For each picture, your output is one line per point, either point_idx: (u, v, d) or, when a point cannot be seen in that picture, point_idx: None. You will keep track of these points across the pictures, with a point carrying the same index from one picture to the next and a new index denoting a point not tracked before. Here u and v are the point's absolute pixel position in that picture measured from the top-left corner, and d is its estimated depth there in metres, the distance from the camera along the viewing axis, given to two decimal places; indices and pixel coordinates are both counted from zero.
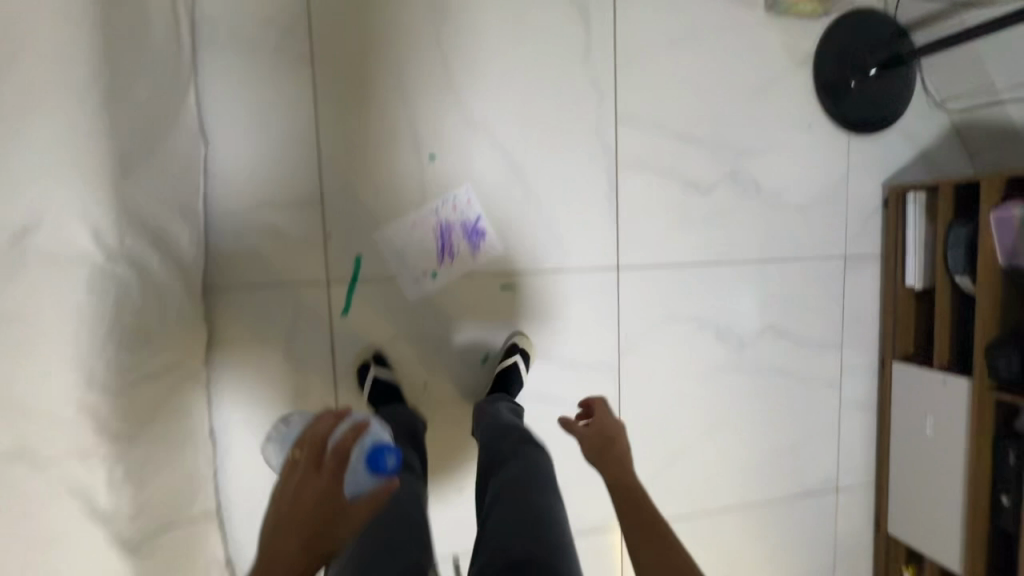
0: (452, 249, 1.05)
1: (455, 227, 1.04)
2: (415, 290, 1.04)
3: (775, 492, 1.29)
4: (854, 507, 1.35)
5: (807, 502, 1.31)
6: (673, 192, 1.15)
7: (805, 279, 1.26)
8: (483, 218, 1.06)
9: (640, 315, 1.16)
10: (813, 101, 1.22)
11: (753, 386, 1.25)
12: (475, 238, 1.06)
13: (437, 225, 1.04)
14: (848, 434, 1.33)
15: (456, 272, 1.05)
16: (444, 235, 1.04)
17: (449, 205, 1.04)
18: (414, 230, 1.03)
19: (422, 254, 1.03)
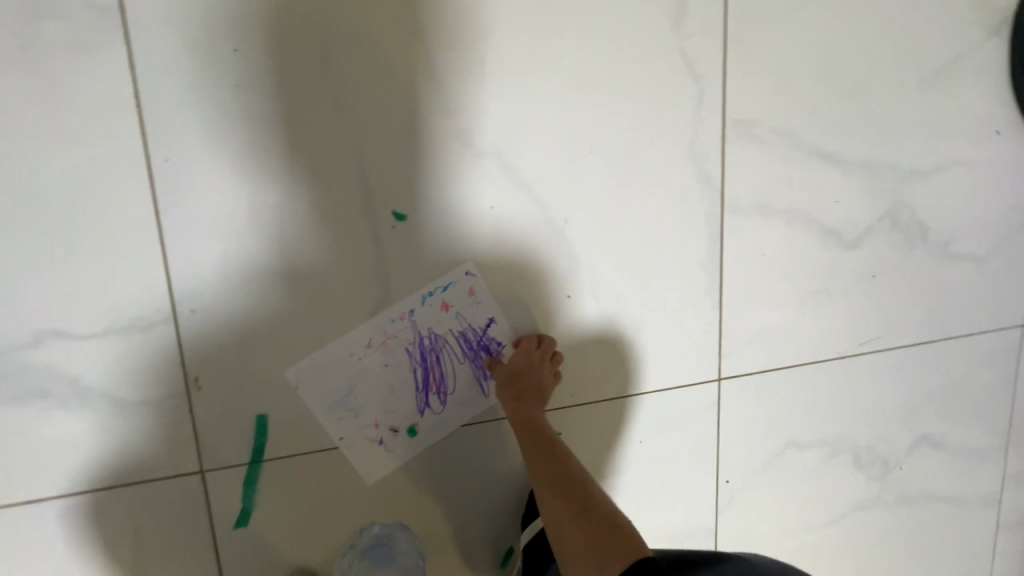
0: (445, 384, 0.57)
1: (446, 346, 0.57)
2: (380, 466, 0.57)
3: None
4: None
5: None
6: (804, 248, 0.70)
7: (974, 363, 0.83)
8: (496, 323, 0.59)
9: (749, 449, 0.72)
10: (1007, 89, 0.77)
11: (896, 525, 0.84)
12: (484, 358, 0.58)
13: (414, 347, 0.56)
14: (1002, 565, 0.95)
15: (455, 424, 0.58)
16: (428, 357, 0.56)
17: (434, 307, 0.56)
18: (370, 358, 0.55)
19: (389, 402, 0.56)
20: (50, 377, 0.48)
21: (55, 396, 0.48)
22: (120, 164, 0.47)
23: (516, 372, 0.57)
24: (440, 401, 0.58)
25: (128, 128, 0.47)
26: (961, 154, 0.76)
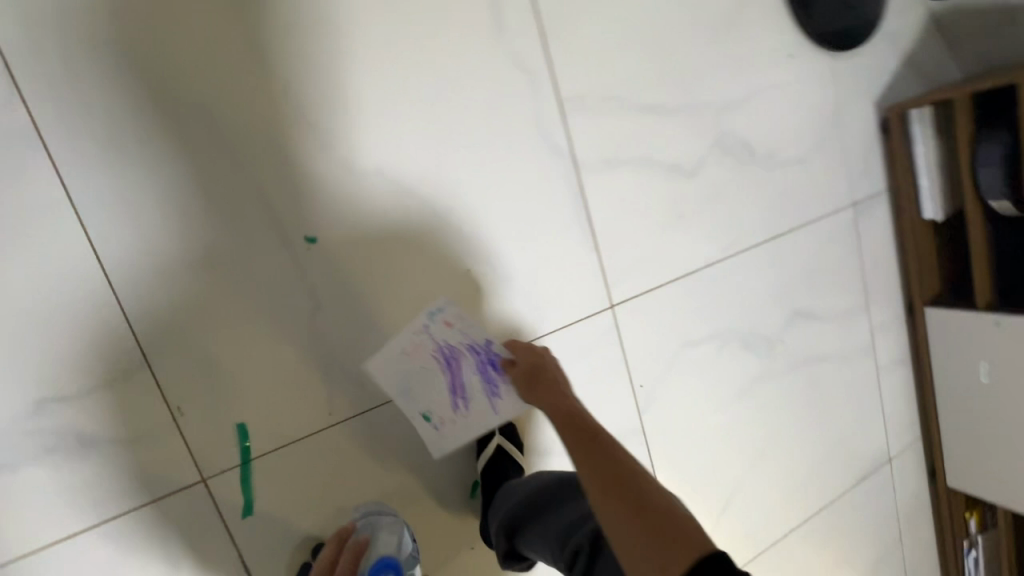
0: (468, 389, 0.67)
1: (461, 355, 0.67)
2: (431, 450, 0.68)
3: (835, 492, 1.11)
4: (909, 475, 1.21)
5: (866, 492, 1.16)
6: (656, 185, 0.85)
7: (819, 244, 1.02)
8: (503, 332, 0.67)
9: (653, 356, 0.88)
10: (790, 19, 0.94)
11: (793, 389, 1.03)
12: (489, 372, 0.67)
13: (438, 355, 0.67)
14: (889, 397, 1.15)
15: (481, 423, 0.66)
16: (447, 359, 0.67)
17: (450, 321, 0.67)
18: (405, 354, 0.67)
19: (428, 403, 0.67)
20: (57, 434, 0.57)
21: (65, 448, 0.58)
22: (67, 250, 0.57)
23: (542, 373, 0.62)
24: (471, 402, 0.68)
25: (67, 220, 0.57)
26: (766, 79, 0.93)
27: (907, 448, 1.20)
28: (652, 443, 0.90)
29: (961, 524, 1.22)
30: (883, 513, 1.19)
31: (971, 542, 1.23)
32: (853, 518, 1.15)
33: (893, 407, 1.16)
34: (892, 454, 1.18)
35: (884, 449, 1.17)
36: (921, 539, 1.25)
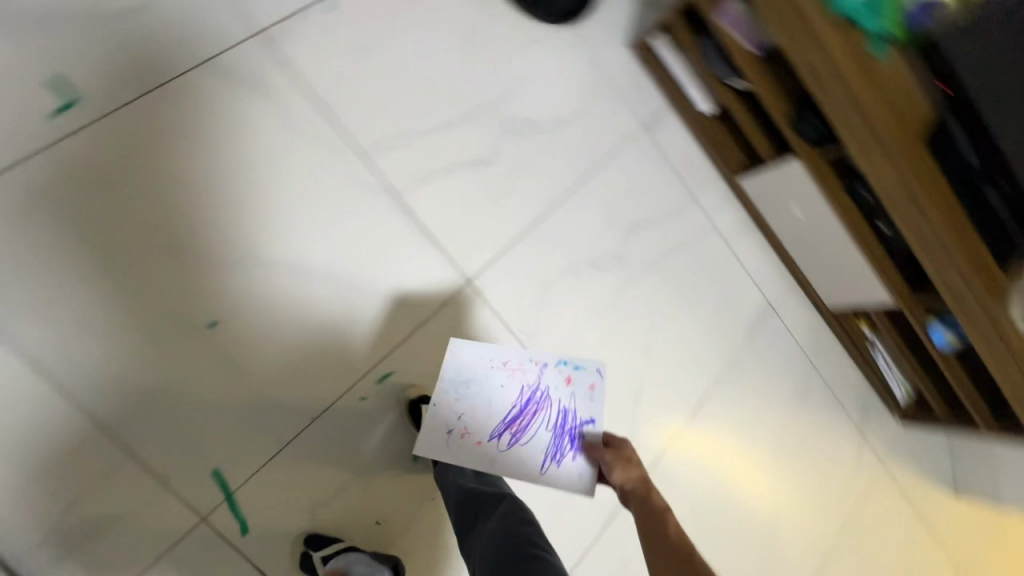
0: (524, 433, 0.89)
1: (546, 407, 0.92)
2: (431, 420, 0.88)
3: (733, 350, 1.33)
4: (796, 313, 1.42)
5: (761, 340, 1.38)
6: (466, 178, 1.08)
7: (627, 166, 1.25)
8: (596, 425, 0.89)
9: (520, 304, 1.11)
10: (522, 14, 1.18)
11: (655, 285, 1.26)
12: (558, 440, 0.89)
13: (534, 384, 0.94)
14: (746, 258, 1.38)
15: (495, 449, 0.88)
16: (532, 398, 0.93)
17: (557, 377, 0.95)
18: (505, 365, 0.95)
19: (495, 406, 0.91)
20: (86, 523, 0.80)
21: (97, 530, 0.80)
22: (40, 398, 0.79)
23: (626, 459, 0.83)
24: (507, 441, 0.90)
25: (30, 378, 0.79)
26: (523, 65, 1.16)
27: (783, 292, 1.42)
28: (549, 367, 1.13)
29: (855, 333, 1.44)
30: (786, 351, 1.41)
31: (873, 344, 1.41)
32: (758, 364, 1.37)
33: (754, 265, 1.39)
34: (771, 301, 1.40)
35: (761, 300, 1.39)
36: (832, 358, 1.47)
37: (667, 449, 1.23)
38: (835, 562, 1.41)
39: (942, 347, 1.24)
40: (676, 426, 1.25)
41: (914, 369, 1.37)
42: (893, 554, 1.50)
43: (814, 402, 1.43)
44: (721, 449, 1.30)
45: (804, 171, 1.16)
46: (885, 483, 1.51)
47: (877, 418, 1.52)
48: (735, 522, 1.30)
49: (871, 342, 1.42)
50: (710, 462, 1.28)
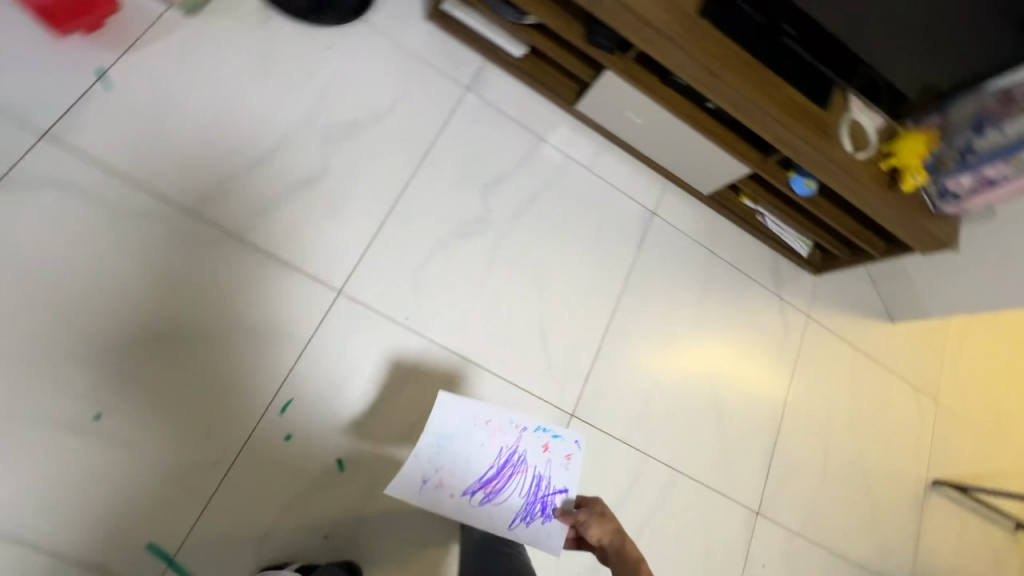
0: (497, 491, 1.02)
1: (530, 473, 1.04)
2: (406, 470, 0.98)
3: (628, 264, 1.38)
4: (678, 209, 1.47)
5: (652, 245, 1.43)
6: (304, 198, 1.12)
7: (464, 130, 1.28)
8: (566, 491, 1.04)
9: (399, 295, 1.15)
10: (309, 27, 1.20)
11: (529, 231, 1.29)
12: (534, 506, 1.02)
13: (510, 447, 1.05)
14: (614, 175, 1.42)
15: (468, 502, 1.01)
16: (510, 458, 1.04)
17: (537, 442, 1.07)
18: (488, 428, 1.05)
19: (472, 462, 1.02)
20: None
21: None
22: None
23: (598, 515, 0.98)
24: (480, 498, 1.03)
25: None
26: (325, 75, 1.19)
27: (659, 194, 1.46)
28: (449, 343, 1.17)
29: (741, 208, 1.49)
30: (681, 248, 1.46)
31: (759, 214, 1.49)
32: (657, 268, 1.42)
33: (623, 179, 1.43)
34: (650, 207, 1.44)
35: (641, 208, 1.43)
36: (730, 239, 1.52)
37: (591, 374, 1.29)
38: (791, 420, 1.49)
39: (807, 193, 1.28)
40: (595, 350, 1.30)
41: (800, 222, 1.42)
42: (845, 395, 1.58)
43: (723, 283, 1.49)
44: (645, 357, 1.36)
45: (619, 78, 1.19)
46: (816, 333, 1.59)
47: (791, 278, 1.58)
48: (683, 418, 1.36)
49: (756, 213, 1.49)
50: (638, 371, 1.34)
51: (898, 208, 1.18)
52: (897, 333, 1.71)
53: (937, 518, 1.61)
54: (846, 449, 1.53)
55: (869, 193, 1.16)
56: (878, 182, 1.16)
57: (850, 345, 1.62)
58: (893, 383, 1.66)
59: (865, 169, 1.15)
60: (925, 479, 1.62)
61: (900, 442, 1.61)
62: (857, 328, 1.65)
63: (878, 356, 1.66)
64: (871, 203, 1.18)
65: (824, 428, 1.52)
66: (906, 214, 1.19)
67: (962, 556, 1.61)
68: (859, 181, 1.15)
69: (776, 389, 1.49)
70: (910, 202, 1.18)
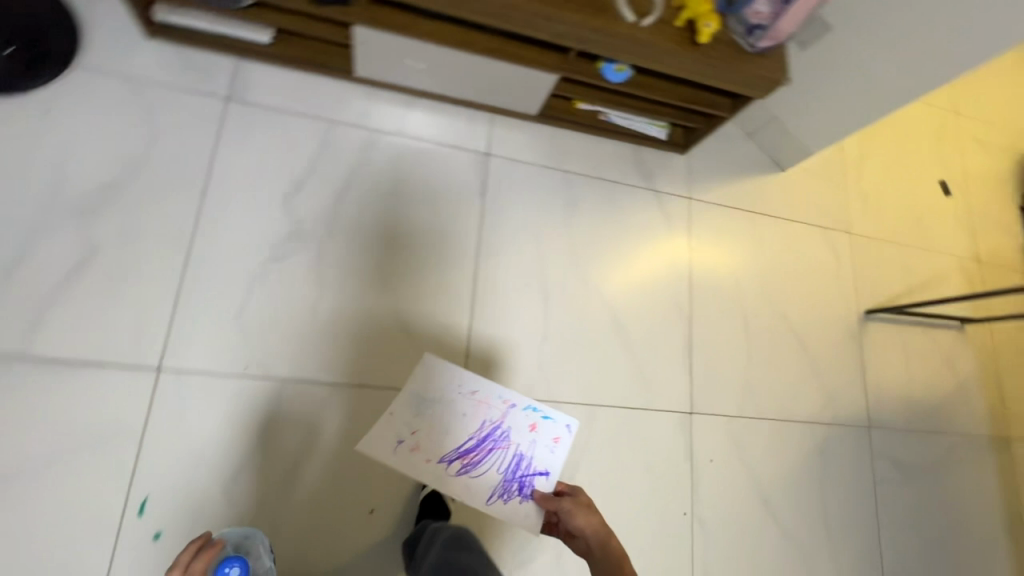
0: (473, 466, 1.04)
1: (510, 449, 1.07)
2: (384, 425, 1.04)
3: (477, 219, 1.29)
4: (514, 141, 1.36)
5: (498, 190, 1.32)
6: (82, 289, 1.01)
7: (239, 147, 1.15)
8: (546, 474, 1.06)
9: (228, 347, 1.06)
10: (14, 98, 1.05)
11: (356, 227, 1.19)
12: (512, 485, 1.04)
13: (494, 422, 1.09)
14: (429, 132, 1.29)
15: (443, 470, 1.04)
16: (491, 432, 1.08)
17: (524, 422, 1.11)
18: (467, 400, 1.10)
19: (453, 430, 1.06)
20: None
21: None
22: None
23: (585, 506, 0.97)
24: (457, 467, 1.05)
25: None
26: (56, 145, 1.06)
27: (488, 133, 1.34)
28: (304, 374, 1.09)
29: (578, 113, 1.37)
30: (531, 180, 1.36)
31: (599, 113, 1.37)
32: (511, 211, 1.33)
33: (442, 131, 1.30)
34: (483, 150, 1.33)
35: (473, 155, 1.32)
36: (580, 151, 1.41)
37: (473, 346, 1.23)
38: (702, 310, 1.44)
39: (622, 79, 1.16)
40: (469, 322, 1.22)
41: (638, 108, 1.30)
42: (753, 263, 1.52)
43: (589, 199, 1.40)
44: (526, 307, 1.29)
45: (368, 31, 1.05)
46: (706, 213, 1.51)
47: (661, 166, 1.48)
48: (587, 351, 1.31)
49: (596, 113, 1.37)
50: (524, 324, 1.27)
51: (711, 62, 1.06)
52: (792, 181, 1.63)
53: (879, 345, 1.59)
54: (764, 316, 1.49)
55: (673, 57, 1.04)
56: (678, 43, 1.04)
57: (744, 212, 1.55)
58: (800, 232, 1.60)
59: (659, 33, 1.03)
60: (857, 313, 1.59)
61: (822, 288, 1.57)
62: (748, 192, 1.57)
63: (779, 211, 1.59)
64: (682, 66, 1.07)
65: (739, 304, 1.48)
66: (722, 65, 1.07)
67: (913, 372, 1.61)
68: (658, 48, 1.03)
69: (678, 286, 1.43)
70: (721, 51, 1.07)
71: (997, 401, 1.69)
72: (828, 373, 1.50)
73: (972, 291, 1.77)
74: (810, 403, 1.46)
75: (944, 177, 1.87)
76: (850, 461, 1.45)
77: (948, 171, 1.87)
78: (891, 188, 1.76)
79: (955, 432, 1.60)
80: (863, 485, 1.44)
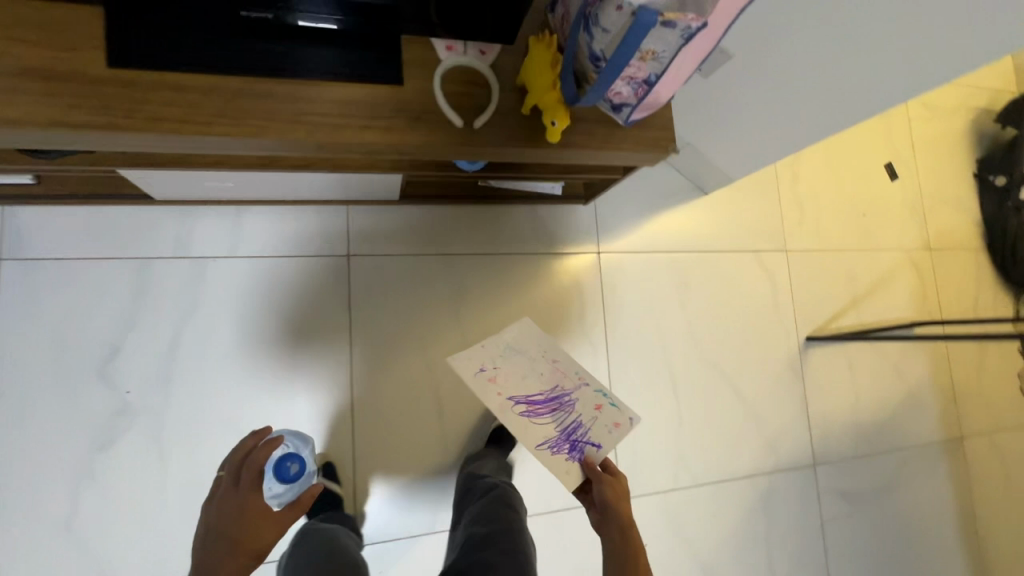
0: (537, 415, 1.01)
1: (571, 415, 1.03)
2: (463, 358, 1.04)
3: (354, 333, 1.12)
4: (385, 235, 1.16)
5: (375, 295, 1.14)
6: None
7: (30, 318, 0.95)
8: (598, 450, 0.99)
9: (65, 564, 0.93)
10: None
11: (205, 381, 1.03)
12: (563, 442, 0.99)
13: (564, 389, 1.07)
14: (273, 244, 1.08)
15: (509, 407, 1.02)
16: (561, 395, 1.06)
17: (591, 401, 1.07)
18: (549, 366, 1.10)
19: (527, 379, 1.06)
20: None
21: None
22: None
23: (619, 491, 0.94)
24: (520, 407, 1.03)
25: None
26: None
27: (349, 229, 1.13)
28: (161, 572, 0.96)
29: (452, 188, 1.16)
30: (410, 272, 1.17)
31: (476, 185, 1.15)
32: (394, 318, 1.15)
33: (290, 238, 1.09)
34: (347, 252, 1.13)
35: (334, 261, 1.12)
36: (463, 226, 1.21)
37: (365, 483, 1.10)
38: (625, 376, 1.31)
39: (480, 168, 0.94)
40: (358, 460, 1.10)
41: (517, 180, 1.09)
42: (677, 308, 1.38)
43: (484, 284, 1.22)
44: (425, 426, 1.15)
45: (135, 171, 0.82)
46: (620, 264, 1.35)
47: (561, 222, 1.30)
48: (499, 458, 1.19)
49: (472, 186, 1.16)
50: (426, 444, 1.15)
51: (576, 150, 0.84)
52: (718, 204, 1.45)
53: (822, 371, 1.48)
54: (695, 368, 1.37)
55: (525, 152, 0.82)
56: (530, 135, 0.81)
57: (665, 253, 1.38)
58: (730, 262, 1.44)
59: (502, 127, 0.80)
60: (796, 340, 1.47)
61: (755, 320, 1.44)
62: (668, 227, 1.39)
63: (706, 242, 1.42)
64: (542, 156, 0.85)
65: (665, 357, 1.36)
66: (591, 148, 0.85)
67: (860, 391, 1.51)
68: (503, 147, 0.81)
69: (594, 357, 1.30)
70: (588, 134, 0.85)
71: (948, 402, 1.61)
72: (767, 414, 1.41)
73: (921, 286, 1.64)
74: (749, 450, 1.38)
75: (891, 159, 1.68)
76: (796, 505, 1.39)
77: (895, 153, 1.68)
78: (832, 187, 1.58)
79: (903, 443, 1.54)
80: (808, 525, 1.39)
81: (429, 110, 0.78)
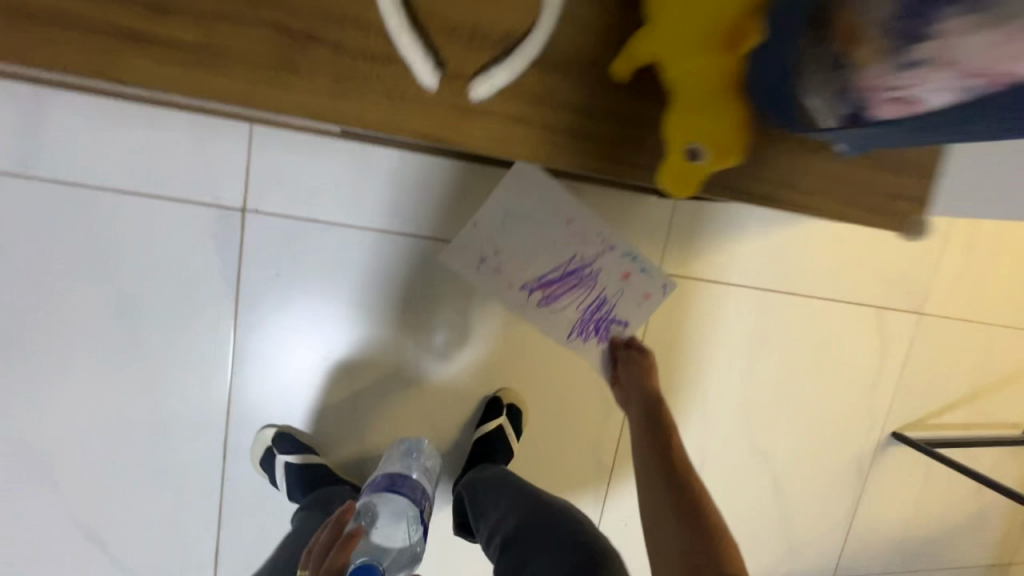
0: (556, 301, 0.76)
1: (595, 291, 0.75)
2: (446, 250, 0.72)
3: (385, 335, 0.80)
4: (439, 210, 0.77)
5: (423, 296, 0.80)
6: None
7: None
8: (626, 327, 0.77)
9: None
10: None
11: (17, 368, 0.71)
12: (586, 326, 0.77)
13: (582, 259, 0.73)
14: (149, 173, 0.70)
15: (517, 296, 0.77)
16: (575, 271, 0.74)
17: (616, 265, 0.73)
18: (568, 229, 0.72)
19: (532, 262, 0.74)
20: None
21: None
22: None
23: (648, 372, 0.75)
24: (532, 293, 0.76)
25: None
26: None
27: (255, 174, 0.72)
28: None
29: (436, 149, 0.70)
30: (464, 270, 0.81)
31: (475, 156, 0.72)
32: (443, 326, 0.81)
33: (157, 173, 0.70)
34: (250, 207, 0.73)
35: (223, 219, 0.72)
36: (451, 202, 0.77)
37: (241, 532, 0.79)
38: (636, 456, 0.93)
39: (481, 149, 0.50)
40: (238, 501, 0.78)
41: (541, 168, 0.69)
42: (735, 368, 0.97)
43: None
44: (451, 473, 0.85)
45: None
46: (670, 295, 0.92)
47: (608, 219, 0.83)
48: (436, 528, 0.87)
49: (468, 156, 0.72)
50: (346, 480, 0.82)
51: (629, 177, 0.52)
52: (849, 234, 0.95)
53: (892, 477, 1.11)
54: (731, 446, 1.00)
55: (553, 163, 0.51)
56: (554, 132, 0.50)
57: (744, 291, 0.93)
58: (829, 322, 0.98)
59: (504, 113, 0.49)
60: (876, 436, 1.07)
61: (833, 405, 1.03)
62: (760, 256, 0.92)
63: (809, 283, 0.95)
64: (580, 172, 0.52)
65: (692, 433, 0.98)
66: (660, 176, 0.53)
67: (924, 503, 1.16)
68: (506, 148, 0.50)
69: (604, 424, 0.90)
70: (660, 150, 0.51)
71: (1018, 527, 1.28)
72: (803, 517, 1.07)
73: None
74: (762, 554, 1.07)
75: None
76: None
77: None
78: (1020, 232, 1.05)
79: (944, 565, 1.24)
80: None
81: (357, 68, 0.46)
